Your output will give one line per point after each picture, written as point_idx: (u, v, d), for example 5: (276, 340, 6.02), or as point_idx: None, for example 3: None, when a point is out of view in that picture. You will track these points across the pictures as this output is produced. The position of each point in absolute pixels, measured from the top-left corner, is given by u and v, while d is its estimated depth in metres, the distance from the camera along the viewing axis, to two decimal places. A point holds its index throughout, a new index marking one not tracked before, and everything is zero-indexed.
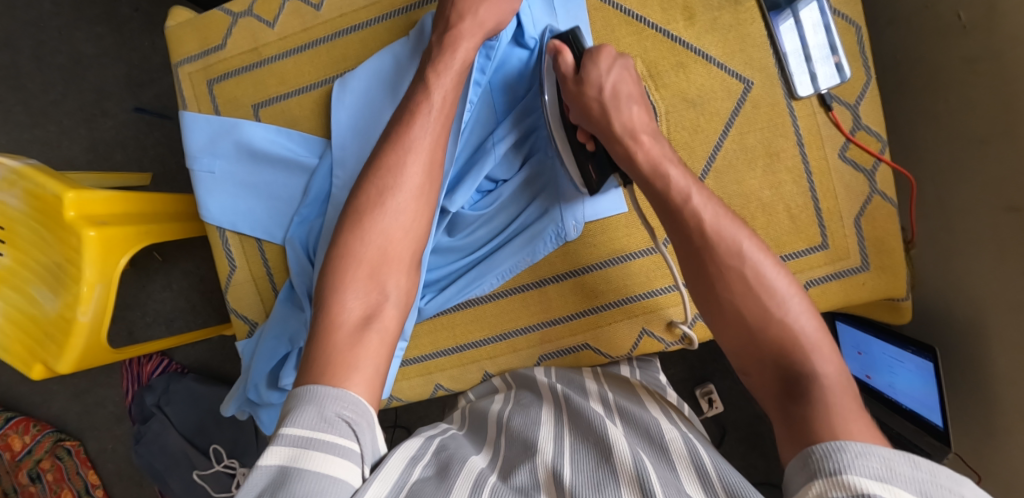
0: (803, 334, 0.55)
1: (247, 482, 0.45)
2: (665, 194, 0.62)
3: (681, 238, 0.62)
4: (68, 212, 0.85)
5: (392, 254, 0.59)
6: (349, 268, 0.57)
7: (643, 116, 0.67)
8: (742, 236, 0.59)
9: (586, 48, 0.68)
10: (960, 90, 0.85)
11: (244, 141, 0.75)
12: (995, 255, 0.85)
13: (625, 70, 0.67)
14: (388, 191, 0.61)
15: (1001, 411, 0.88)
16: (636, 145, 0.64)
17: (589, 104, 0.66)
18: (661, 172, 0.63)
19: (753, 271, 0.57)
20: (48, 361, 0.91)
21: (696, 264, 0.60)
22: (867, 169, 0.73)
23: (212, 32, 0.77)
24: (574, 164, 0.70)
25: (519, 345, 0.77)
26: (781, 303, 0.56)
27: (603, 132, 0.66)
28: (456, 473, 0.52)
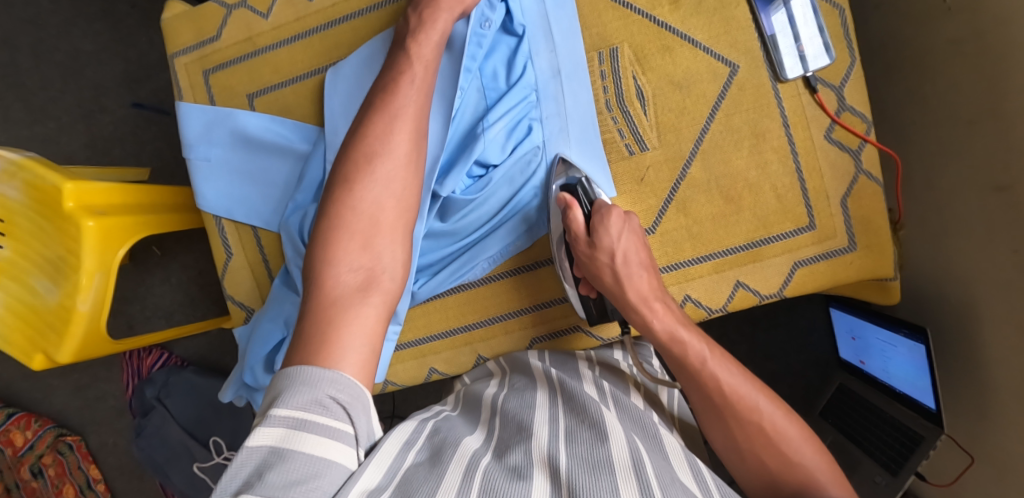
0: (816, 474, 0.59)
1: (238, 461, 0.46)
2: (683, 359, 0.65)
3: (701, 398, 0.64)
4: (67, 202, 0.86)
5: (384, 220, 0.60)
6: (342, 237, 0.58)
7: (653, 278, 0.69)
8: (757, 392, 0.63)
9: (594, 206, 0.70)
10: (946, 72, 0.86)
11: (239, 129, 0.76)
12: (984, 236, 0.86)
13: (634, 234, 0.69)
14: (376, 157, 0.62)
15: (992, 391, 0.89)
16: (652, 314, 0.67)
17: (604, 281, 0.69)
18: (677, 340, 0.66)
19: (770, 425, 0.61)
20: (49, 351, 0.92)
21: (716, 417, 0.63)
22: (853, 149, 0.74)
23: (206, 23, 0.78)
24: (580, 300, 0.74)
25: (512, 327, 0.78)
26: (795, 448, 0.60)
27: (616, 297, 0.69)
28: (449, 456, 0.53)
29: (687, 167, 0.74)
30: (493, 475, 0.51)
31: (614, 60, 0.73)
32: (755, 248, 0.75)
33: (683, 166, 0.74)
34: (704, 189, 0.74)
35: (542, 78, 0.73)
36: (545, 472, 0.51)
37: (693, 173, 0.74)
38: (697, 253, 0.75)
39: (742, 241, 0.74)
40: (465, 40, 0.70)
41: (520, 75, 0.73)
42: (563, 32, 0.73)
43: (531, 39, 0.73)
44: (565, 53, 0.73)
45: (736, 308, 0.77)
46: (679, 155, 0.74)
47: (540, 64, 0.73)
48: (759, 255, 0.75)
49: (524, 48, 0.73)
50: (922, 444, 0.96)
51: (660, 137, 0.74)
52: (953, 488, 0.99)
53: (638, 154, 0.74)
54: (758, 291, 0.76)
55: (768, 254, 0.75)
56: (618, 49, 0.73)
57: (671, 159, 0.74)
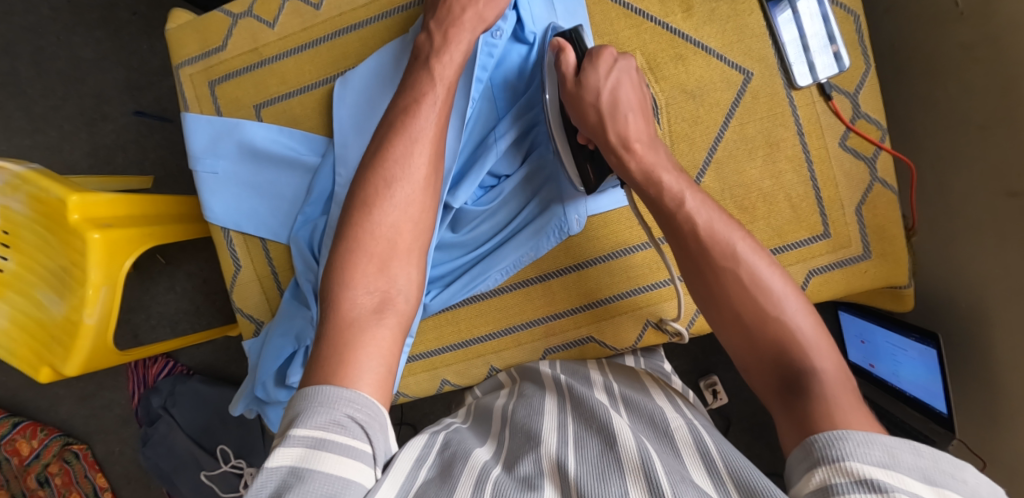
0: (797, 330, 0.54)
1: (256, 483, 0.45)
2: (658, 200, 0.62)
3: (678, 245, 0.61)
4: (72, 215, 0.85)
5: (400, 245, 0.60)
6: (358, 261, 0.58)
7: (642, 122, 0.65)
8: (737, 238, 0.58)
9: (587, 50, 0.67)
10: (958, 78, 0.86)
11: (246, 142, 0.75)
12: (996, 243, 0.85)
13: (623, 74, 0.66)
14: (395, 181, 0.61)
15: (1005, 397, 0.88)
16: (629, 156, 0.64)
17: (587, 116, 0.65)
18: (654, 181, 0.63)
19: (748, 274, 0.56)
20: (56, 364, 0.91)
21: (692, 266, 0.59)
22: (867, 157, 0.73)
23: (211, 33, 0.77)
24: (573, 166, 0.69)
25: (523, 339, 0.78)
26: (775, 302, 0.55)
27: (598, 137, 0.66)
28: (460, 470, 0.52)
29: (701, 176, 0.73)
30: (504, 488, 0.49)
31: None
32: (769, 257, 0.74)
33: (696, 175, 0.73)
34: (717, 199, 0.73)
35: None
36: (555, 482, 0.51)
37: (707, 182, 0.73)
38: None
39: None
40: (479, 56, 0.69)
41: (529, 85, 0.73)
42: None
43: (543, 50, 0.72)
44: None
45: None
46: (692, 165, 0.73)
47: None
48: None
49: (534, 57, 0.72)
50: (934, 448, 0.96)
51: (673, 146, 0.73)
52: None
53: None
54: None
55: (782, 263, 0.74)
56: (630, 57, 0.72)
57: (684, 168, 0.73)
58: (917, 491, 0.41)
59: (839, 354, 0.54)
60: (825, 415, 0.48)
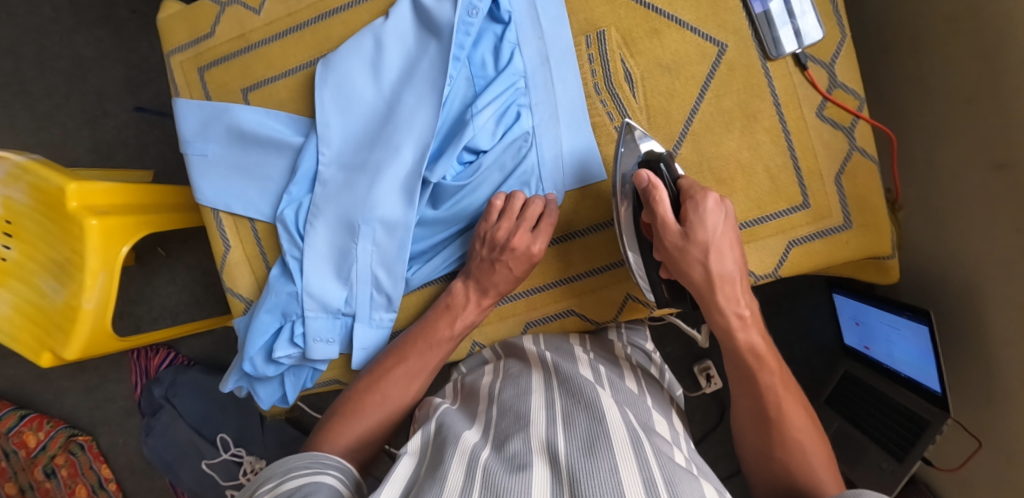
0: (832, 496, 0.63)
1: None
2: (753, 374, 0.67)
3: (750, 398, 0.67)
4: (71, 202, 0.87)
5: (389, 416, 0.70)
6: (355, 411, 0.69)
7: (742, 281, 0.68)
8: (805, 421, 0.66)
9: (688, 193, 0.66)
10: (942, 51, 0.86)
11: (233, 125, 0.77)
12: (985, 216, 0.85)
13: (727, 224, 0.66)
14: (398, 374, 0.71)
15: (999, 374, 0.87)
16: (743, 329, 0.67)
17: (693, 262, 0.66)
18: (757, 357, 0.67)
19: (806, 445, 0.64)
20: (57, 349, 0.93)
21: (755, 422, 0.67)
22: (846, 127, 0.73)
23: (201, 21, 0.79)
24: (648, 281, 0.73)
25: (505, 313, 0.79)
26: (822, 469, 0.64)
27: (702, 293, 0.67)
28: (450, 455, 0.53)
29: (678, 148, 0.74)
30: (493, 470, 0.50)
31: (602, 44, 0.73)
32: (749, 229, 0.74)
33: (674, 147, 0.74)
34: (695, 171, 0.74)
35: (531, 65, 0.73)
36: (545, 460, 0.51)
37: (684, 154, 0.74)
38: None
39: (735, 222, 0.74)
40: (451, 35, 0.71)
41: (507, 62, 0.73)
42: (552, 20, 0.73)
43: (518, 26, 0.73)
44: (555, 40, 0.73)
45: None
46: (670, 137, 0.74)
47: (529, 51, 0.73)
48: (754, 236, 0.74)
49: (510, 36, 0.73)
50: (928, 429, 0.94)
51: (649, 120, 0.74)
52: (962, 472, 0.97)
53: None
54: (754, 272, 0.75)
55: (763, 234, 0.74)
56: (606, 33, 0.73)
57: (662, 140, 0.74)
58: None
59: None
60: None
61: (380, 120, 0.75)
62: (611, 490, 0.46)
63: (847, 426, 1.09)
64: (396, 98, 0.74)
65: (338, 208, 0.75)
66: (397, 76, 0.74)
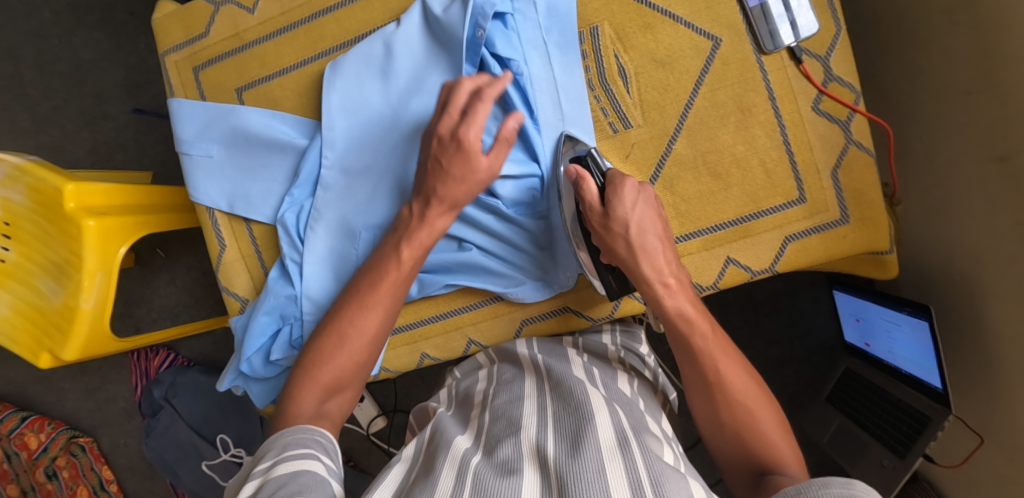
0: (786, 459, 0.59)
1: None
2: (687, 339, 0.64)
3: (691, 366, 0.64)
4: (68, 203, 0.88)
5: (344, 378, 0.65)
6: (307, 381, 0.64)
7: (670, 255, 0.67)
8: (747, 380, 0.63)
9: (609, 177, 0.67)
10: (940, 43, 0.85)
11: (239, 127, 0.76)
12: (984, 210, 0.84)
13: (646, 203, 0.66)
14: (349, 326, 0.66)
15: (999, 369, 0.87)
16: (668, 293, 0.65)
17: (615, 238, 0.66)
18: (687, 320, 0.64)
19: (752, 408, 0.61)
20: (55, 350, 0.93)
21: (703, 389, 0.63)
22: (842, 120, 0.73)
23: (195, 21, 0.79)
24: (597, 276, 0.72)
25: (500, 311, 0.78)
26: (769, 432, 0.60)
27: (629, 268, 0.66)
28: (442, 461, 0.53)
29: (672, 144, 0.74)
30: (483, 474, 0.50)
31: (595, 39, 0.73)
32: (745, 224, 0.74)
33: (668, 142, 0.74)
34: (690, 166, 0.74)
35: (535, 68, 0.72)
36: (535, 465, 0.51)
37: (678, 149, 0.74)
38: (685, 230, 0.74)
39: (731, 217, 0.74)
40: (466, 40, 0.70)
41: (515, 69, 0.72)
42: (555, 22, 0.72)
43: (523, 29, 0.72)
44: (560, 43, 0.72)
45: (728, 284, 0.76)
46: (664, 132, 0.74)
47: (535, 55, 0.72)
48: (750, 231, 0.74)
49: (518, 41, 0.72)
50: (930, 425, 0.94)
51: (644, 115, 0.74)
52: (964, 469, 0.96)
53: (622, 133, 0.74)
54: (750, 267, 0.75)
55: (758, 229, 0.74)
56: (599, 28, 0.73)
57: (656, 136, 0.74)
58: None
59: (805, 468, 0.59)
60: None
61: (384, 127, 0.74)
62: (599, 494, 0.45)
63: (848, 423, 1.08)
64: (404, 106, 0.73)
65: (339, 213, 0.75)
66: (406, 84, 0.74)
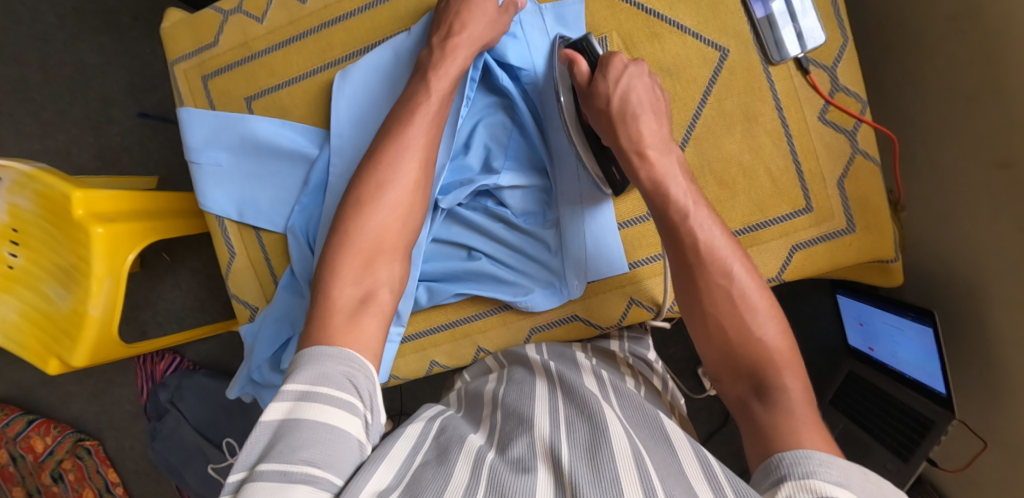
0: (775, 354, 0.59)
1: (252, 437, 0.50)
2: (664, 207, 0.64)
3: (676, 254, 0.64)
4: (77, 210, 0.88)
5: (386, 243, 0.64)
6: (346, 255, 0.62)
7: (659, 129, 0.67)
8: (735, 259, 0.62)
9: (599, 57, 0.70)
10: (944, 50, 0.86)
11: (249, 135, 0.77)
12: (988, 216, 0.85)
13: (634, 74, 0.68)
14: (386, 183, 0.65)
15: (1003, 374, 0.87)
16: (641, 162, 0.66)
17: (599, 113, 0.68)
18: (662, 191, 0.65)
19: (739, 292, 0.61)
20: (64, 355, 0.94)
21: (687, 278, 0.63)
22: (847, 130, 0.73)
23: (203, 29, 0.79)
24: (597, 167, 0.72)
25: (509, 319, 0.78)
26: (758, 323, 0.60)
27: (607, 127, 0.68)
28: (455, 454, 0.53)
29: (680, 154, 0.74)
30: (500, 471, 0.50)
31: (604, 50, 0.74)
32: (752, 233, 0.74)
33: None
34: (697, 175, 0.74)
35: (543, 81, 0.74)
36: (549, 464, 0.51)
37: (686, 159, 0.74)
38: None
39: (738, 225, 0.74)
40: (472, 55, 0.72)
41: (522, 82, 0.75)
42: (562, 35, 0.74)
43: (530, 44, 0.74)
44: None
45: None
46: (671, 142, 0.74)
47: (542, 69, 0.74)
48: (757, 240, 0.74)
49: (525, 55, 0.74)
50: (933, 429, 0.94)
51: None
52: (968, 472, 0.96)
53: None
54: None
55: (765, 238, 0.74)
56: (608, 38, 0.74)
57: None
58: None
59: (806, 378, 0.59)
60: (791, 430, 0.53)
61: None
62: None
63: (851, 426, 1.09)
64: None
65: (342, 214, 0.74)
66: None
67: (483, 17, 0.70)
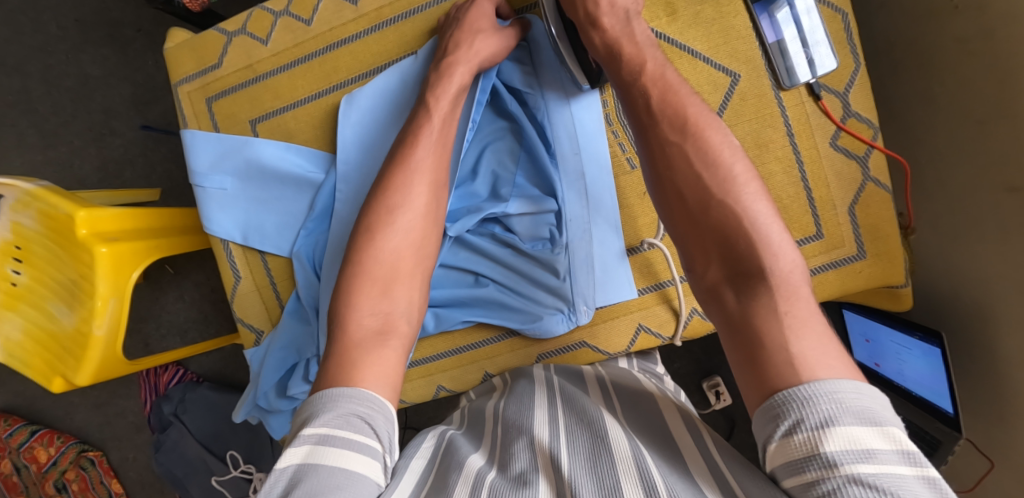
0: (748, 214, 0.57)
1: (267, 484, 0.48)
2: (622, 74, 0.65)
3: (632, 116, 0.65)
4: (80, 229, 0.87)
5: (402, 269, 0.63)
6: (363, 285, 0.62)
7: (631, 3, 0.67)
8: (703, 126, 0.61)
9: None
10: (956, 72, 0.85)
11: (254, 160, 0.76)
12: (998, 240, 0.84)
13: None
14: (396, 208, 0.65)
15: (1011, 397, 0.87)
16: (596, 31, 0.67)
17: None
18: (618, 57, 0.66)
19: (698, 154, 0.60)
20: (67, 374, 0.94)
21: (645, 141, 0.63)
22: (859, 156, 0.73)
23: (207, 51, 0.79)
24: (576, 65, 0.71)
25: (516, 345, 0.78)
26: (726, 189, 0.59)
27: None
28: (455, 479, 0.51)
29: None
30: (499, 488, 0.49)
31: None
32: None
33: None
34: None
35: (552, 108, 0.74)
36: (549, 477, 0.50)
37: None
38: None
39: None
40: (478, 81, 0.72)
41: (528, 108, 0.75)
42: None
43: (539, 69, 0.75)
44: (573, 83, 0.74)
45: None
46: None
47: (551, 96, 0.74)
48: None
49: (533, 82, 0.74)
50: (940, 449, 0.94)
51: None
52: (976, 493, 0.96)
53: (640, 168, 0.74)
54: None
55: None
56: None
57: None
58: (868, 443, 0.43)
59: (787, 241, 0.57)
60: (768, 324, 0.53)
61: None
62: None
63: None
64: None
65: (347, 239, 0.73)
66: None
67: (480, 34, 0.70)
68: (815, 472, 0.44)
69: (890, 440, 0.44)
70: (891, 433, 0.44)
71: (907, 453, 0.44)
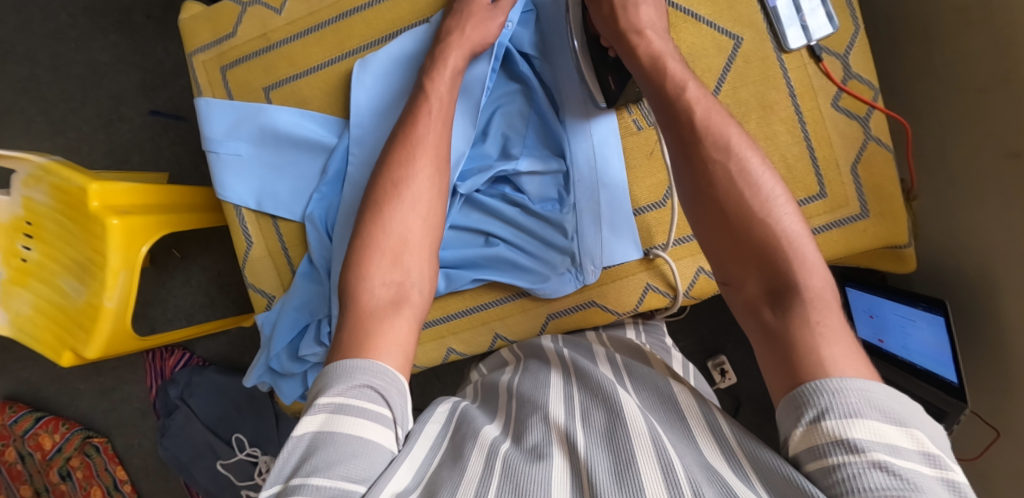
0: (786, 236, 0.55)
1: (284, 453, 0.49)
2: (660, 85, 0.64)
3: (672, 131, 0.62)
4: (92, 202, 0.88)
5: (412, 240, 0.64)
6: (373, 256, 0.62)
7: (656, 20, 0.68)
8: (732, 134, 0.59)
9: None
10: (954, 42, 0.87)
11: (268, 125, 0.77)
12: (999, 206, 0.85)
13: None
14: (402, 183, 0.66)
15: (1013, 364, 0.88)
16: (640, 40, 0.66)
17: (601, 6, 0.69)
18: (659, 68, 0.65)
19: (740, 169, 0.58)
20: (77, 348, 0.94)
21: (683, 153, 0.61)
22: (861, 116, 0.74)
23: (222, 21, 0.80)
24: (595, 78, 0.73)
25: (527, 306, 0.79)
26: (766, 202, 0.56)
27: (610, 15, 0.68)
28: (470, 448, 0.52)
29: None
30: (513, 460, 0.50)
31: None
32: None
33: None
34: None
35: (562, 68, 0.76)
36: (565, 451, 0.51)
37: None
38: None
39: None
40: (493, 46, 0.74)
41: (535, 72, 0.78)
42: None
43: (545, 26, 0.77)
44: None
45: None
46: None
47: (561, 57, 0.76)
48: None
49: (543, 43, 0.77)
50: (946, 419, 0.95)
51: None
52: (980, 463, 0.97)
53: (646, 129, 0.76)
54: None
55: None
56: None
57: None
58: (891, 440, 0.43)
59: (824, 267, 0.55)
60: (809, 344, 0.50)
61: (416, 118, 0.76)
62: (632, 487, 0.45)
63: None
64: None
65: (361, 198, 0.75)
66: None
67: (472, 19, 0.72)
68: (837, 457, 0.43)
69: (913, 441, 0.43)
70: (917, 435, 0.44)
71: (930, 455, 0.43)
